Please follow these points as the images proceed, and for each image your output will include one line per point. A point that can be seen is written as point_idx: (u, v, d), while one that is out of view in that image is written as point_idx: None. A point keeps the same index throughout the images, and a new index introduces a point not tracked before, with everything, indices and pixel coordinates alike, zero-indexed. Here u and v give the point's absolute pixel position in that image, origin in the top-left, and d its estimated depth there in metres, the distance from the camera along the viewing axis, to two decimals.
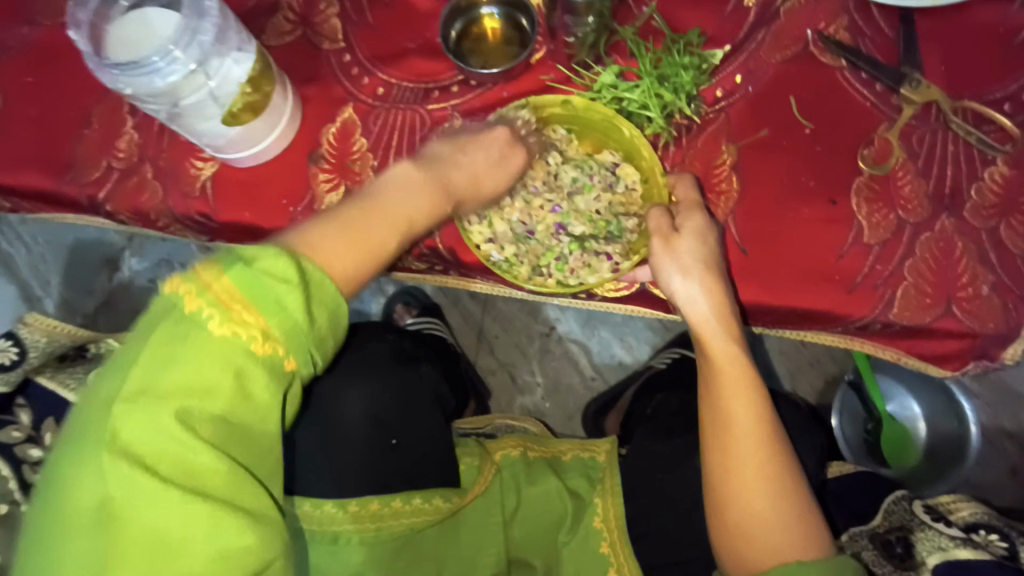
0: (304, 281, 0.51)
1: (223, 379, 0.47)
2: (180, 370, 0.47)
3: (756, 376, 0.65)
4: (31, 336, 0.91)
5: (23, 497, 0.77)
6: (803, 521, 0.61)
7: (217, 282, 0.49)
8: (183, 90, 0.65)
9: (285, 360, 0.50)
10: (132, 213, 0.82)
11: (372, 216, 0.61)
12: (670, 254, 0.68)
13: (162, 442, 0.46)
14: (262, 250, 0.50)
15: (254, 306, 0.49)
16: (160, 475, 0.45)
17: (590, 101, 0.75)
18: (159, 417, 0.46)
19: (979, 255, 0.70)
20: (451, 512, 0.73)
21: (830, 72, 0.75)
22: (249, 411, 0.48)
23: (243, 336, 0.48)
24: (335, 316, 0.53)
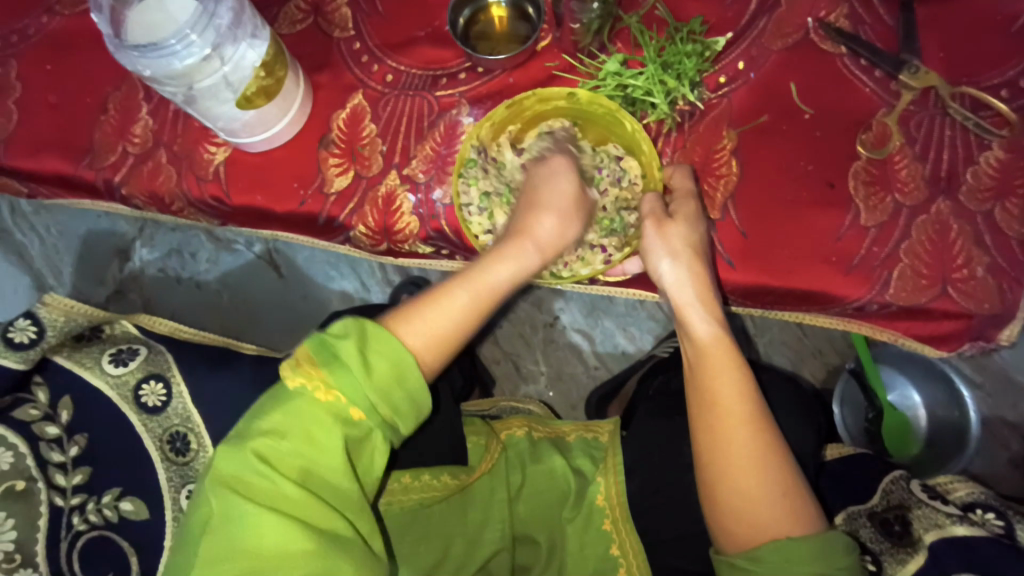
0: (365, 338, 0.55)
1: (299, 425, 0.52)
2: (266, 415, 0.52)
3: (739, 355, 0.66)
4: (48, 314, 0.88)
5: (39, 475, 0.78)
6: (791, 495, 0.60)
7: (300, 348, 0.55)
8: (198, 73, 0.67)
9: (352, 411, 0.53)
10: (148, 196, 0.85)
11: (458, 286, 0.63)
12: (660, 237, 0.69)
13: (246, 477, 0.50)
14: (346, 323, 0.56)
15: (322, 368, 0.53)
16: (245, 500, 0.49)
17: (594, 94, 0.76)
18: (244, 454, 0.51)
19: (975, 237, 0.71)
20: (459, 489, 0.75)
21: (830, 59, 0.76)
22: (319, 452, 0.52)
23: (310, 387, 0.53)
24: (399, 365, 0.55)
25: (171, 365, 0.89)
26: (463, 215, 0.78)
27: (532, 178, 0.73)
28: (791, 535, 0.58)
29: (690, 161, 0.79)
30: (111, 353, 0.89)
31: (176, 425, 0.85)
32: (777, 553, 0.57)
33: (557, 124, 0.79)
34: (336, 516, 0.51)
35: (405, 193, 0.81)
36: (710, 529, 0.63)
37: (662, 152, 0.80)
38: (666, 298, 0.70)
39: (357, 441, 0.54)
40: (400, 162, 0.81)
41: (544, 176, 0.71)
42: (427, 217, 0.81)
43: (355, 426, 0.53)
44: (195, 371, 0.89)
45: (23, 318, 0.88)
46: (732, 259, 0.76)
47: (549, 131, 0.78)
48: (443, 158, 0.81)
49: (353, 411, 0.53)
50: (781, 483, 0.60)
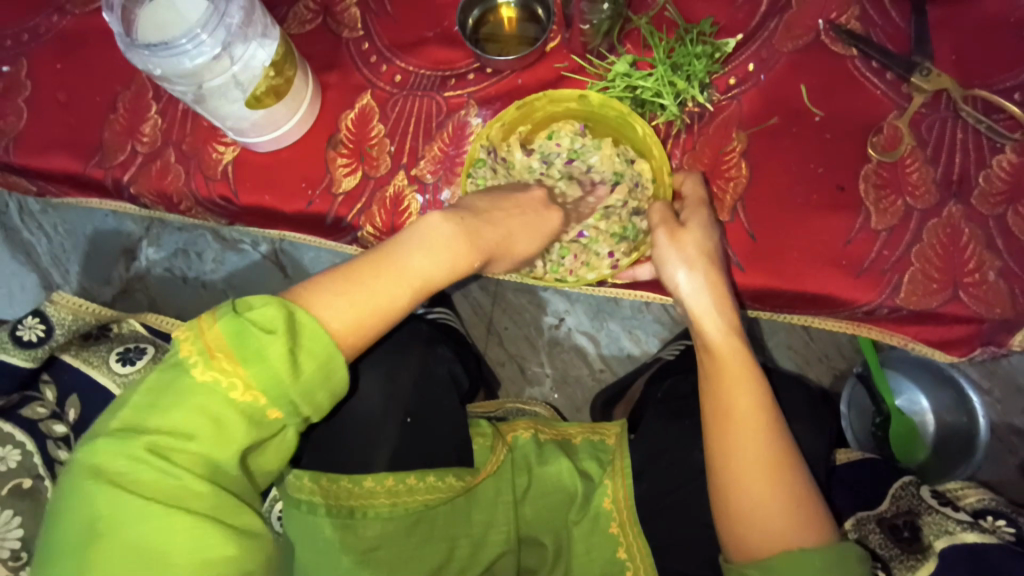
0: (292, 329, 0.52)
1: (204, 422, 0.50)
2: (168, 411, 0.49)
3: (754, 364, 0.64)
4: (57, 312, 0.91)
5: (46, 473, 0.78)
6: (804, 510, 0.59)
7: (210, 331, 0.51)
8: (208, 73, 0.67)
9: (270, 409, 0.51)
10: (156, 195, 0.85)
11: (386, 271, 0.58)
12: (675, 245, 0.68)
13: (139, 472, 0.48)
14: (266, 304, 0.52)
15: (239, 362, 0.50)
16: (138, 498, 0.47)
17: (606, 97, 0.76)
18: (136, 449, 0.48)
19: (987, 241, 0.70)
20: (464, 490, 0.75)
21: (841, 62, 0.76)
22: (228, 450, 0.50)
23: (225, 383, 0.50)
24: (327, 365, 0.53)
25: None
26: None
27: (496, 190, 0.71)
28: (804, 546, 0.58)
29: (699, 163, 0.78)
30: (118, 352, 0.89)
31: None
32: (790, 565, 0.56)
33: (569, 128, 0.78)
34: (248, 514, 0.51)
35: (412, 193, 0.81)
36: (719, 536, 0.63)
37: (670, 153, 0.80)
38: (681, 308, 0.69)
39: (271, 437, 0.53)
40: (408, 163, 0.81)
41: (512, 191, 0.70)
42: None
43: (271, 424, 0.52)
44: None
45: (31, 316, 0.91)
46: (742, 262, 0.76)
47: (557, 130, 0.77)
48: (450, 159, 0.81)
49: (273, 411, 0.52)
50: (794, 497, 0.59)
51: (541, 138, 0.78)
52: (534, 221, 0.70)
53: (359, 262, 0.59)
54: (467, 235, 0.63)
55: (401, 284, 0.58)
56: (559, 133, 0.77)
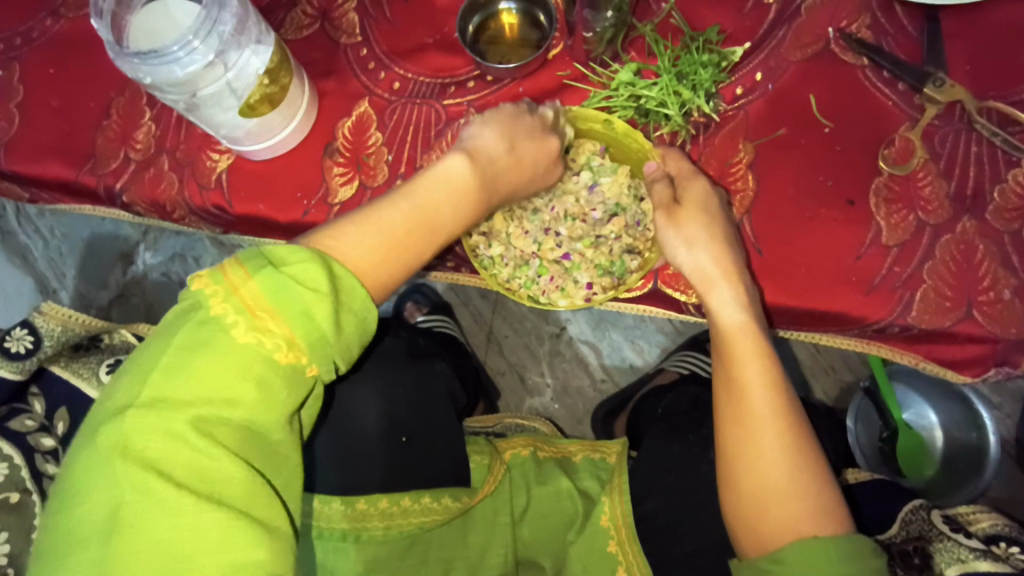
0: (331, 285, 0.50)
1: (249, 387, 0.47)
2: (202, 378, 0.46)
3: (768, 348, 0.64)
4: (46, 324, 0.88)
5: (34, 487, 0.77)
6: (820, 494, 0.58)
7: (247, 290, 0.48)
8: (201, 80, 0.65)
9: (310, 369, 0.50)
10: (149, 204, 0.83)
11: (414, 218, 0.60)
12: (675, 226, 0.70)
13: (174, 448, 0.45)
14: (295, 253, 0.50)
15: (280, 315, 0.48)
16: (169, 480, 0.44)
17: (630, 129, 0.74)
18: (170, 419, 0.45)
19: (1002, 258, 0.68)
20: (460, 512, 0.73)
21: (852, 71, 0.74)
22: (271, 419, 0.48)
23: (268, 344, 0.48)
24: (364, 320, 0.52)
25: None
26: (473, 251, 0.80)
27: (510, 122, 0.69)
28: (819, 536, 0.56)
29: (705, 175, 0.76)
30: (108, 364, 0.88)
31: None
32: (803, 553, 0.54)
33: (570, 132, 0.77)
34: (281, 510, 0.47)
35: None
36: (732, 528, 0.61)
37: None
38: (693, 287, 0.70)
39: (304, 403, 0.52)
40: (406, 172, 0.79)
41: (523, 132, 0.69)
42: None
43: (308, 386, 0.50)
44: None
45: (19, 327, 0.88)
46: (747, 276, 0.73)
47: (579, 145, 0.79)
48: None
49: (311, 369, 0.50)
50: (809, 479, 0.58)
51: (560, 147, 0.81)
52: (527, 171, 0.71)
53: (396, 210, 0.59)
54: (484, 181, 0.66)
55: (433, 236, 0.61)
56: (578, 149, 0.80)
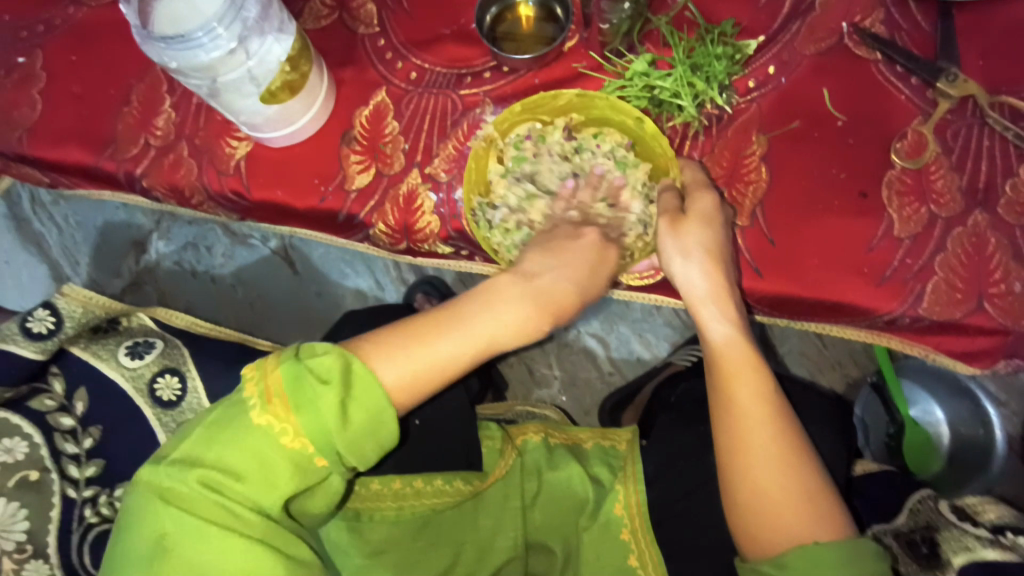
0: (346, 379, 0.53)
1: (255, 464, 0.51)
2: (224, 451, 0.51)
3: (757, 354, 0.66)
4: (67, 305, 0.91)
5: (53, 466, 0.79)
6: (811, 499, 0.60)
7: (270, 373, 0.53)
8: (223, 66, 0.67)
9: (318, 457, 0.52)
10: (168, 189, 0.84)
11: (448, 324, 0.59)
12: (674, 234, 0.68)
13: (193, 504, 0.51)
14: (325, 352, 0.54)
15: (294, 413, 0.52)
16: (193, 524, 0.50)
17: (659, 132, 0.75)
18: (191, 477, 0.51)
19: (1013, 251, 0.69)
20: (471, 496, 0.75)
21: (865, 66, 0.74)
22: (274, 496, 0.52)
23: (275, 427, 0.52)
24: (376, 419, 0.53)
25: (187, 360, 0.91)
26: (474, 216, 0.77)
27: (556, 241, 0.68)
28: (819, 539, 0.58)
29: (718, 166, 0.77)
30: (128, 346, 0.90)
31: (188, 420, 0.86)
32: (806, 558, 0.56)
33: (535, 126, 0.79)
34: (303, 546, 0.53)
35: (426, 191, 0.80)
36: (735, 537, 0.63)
37: (689, 155, 0.78)
38: (680, 294, 0.70)
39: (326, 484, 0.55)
40: (422, 161, 0.80)
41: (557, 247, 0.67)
42: (449, 218, 0.80)
43: (317, 472, 0.53)
44: (209, 367, 0.90)
45: (41, 308, 0.90)
46: (760, 267, 0.74)
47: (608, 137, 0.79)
48: (465, 156, 0.80)
49: (319, 459, 0.53)
50: (802, 484, 0.60)
51: (587, 132, 0.79)
52: (584, 265, 0.66)
53: (428, 312, 0.61)
54: (536, 299, 0.62)
55: (467, 341, 0.59)
56: (605, 137, 0.79)
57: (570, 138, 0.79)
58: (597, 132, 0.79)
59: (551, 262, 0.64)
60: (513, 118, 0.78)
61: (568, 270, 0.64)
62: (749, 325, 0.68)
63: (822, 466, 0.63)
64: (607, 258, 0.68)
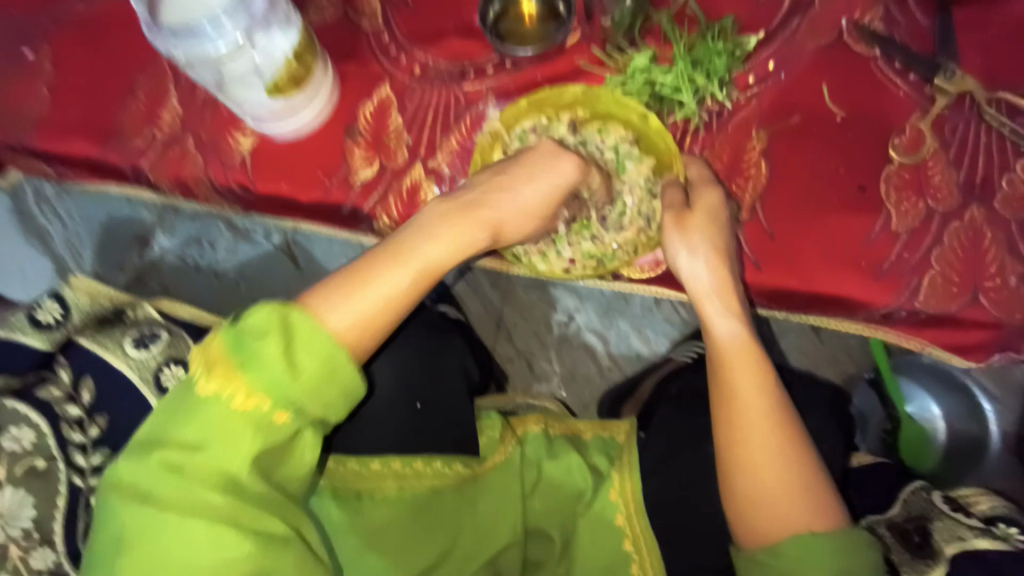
0: (285, 329, 0.55)
1: (213, 435, 0.53)
2: (181, 428, 0.54)
3: (759, 348, 0.67)
4: (75, 296, 0.97)
5: (60, 455, 0.79)
6: (810, 492, 0.61)
7: (211, 347, 0.55)
8: (230, 60, 0.68)
9: (276, 413, 0.54)
10: (175, 182, 0.86)
11: (386, 258, 0.62)
12: (680, 228, 0.69)
13: (158, 485, 0.53)
14: (258, 309, 0.55)
15: (238, 374, 0.54)
16: (159, 508, 0.52)
17: (663, 129, 0.76)
18: (153, 462, 0.53)
19: (1008, 245, 0.70)
20: (470, 477, 0.76)
21: (864, 62, 0.75)
22: (236, 460, 0.54)
23: (224, 393, 0.54)
24: (326, 361, 0.55)
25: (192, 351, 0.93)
26: None
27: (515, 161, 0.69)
28: (815, 530, 0.59)
29: (718, 161, 0.78)
30: (133, 337, 0.92)
31: None
32: (802, 548, 0.58)
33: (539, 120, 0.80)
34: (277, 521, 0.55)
35: (429, 185, 0.81)
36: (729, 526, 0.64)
37: (690, 150, 0.79)
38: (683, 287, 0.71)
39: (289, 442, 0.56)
40: (425, 155, 0.81)
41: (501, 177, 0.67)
42: None
43: (280, 429, 0.55)
44: None
45: (49, 299, 0.95)
46: (759, 261, 0.75)
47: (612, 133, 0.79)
48: (468, 151, 0.81)
49: (279, 414, 0.54)
50: (801, 478, 0.61)
51: (592, 128, 0.80)
52: (547, 180, 0.67)
53: (367, 254, 0.63)
54: (479, 219, 0.65)
55: (410, 274, 0.61)
56: (609, 131, 0.79)
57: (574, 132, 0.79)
58: (602, 127, 0.79)
59: (494, 189, 0.66)
60: (521, 110, 0.79)
61: (511, 193, 0.66)
62: (751, 320, 0.69)
63: (821, 460, 0.64)
64: (561, 167, 0.68)
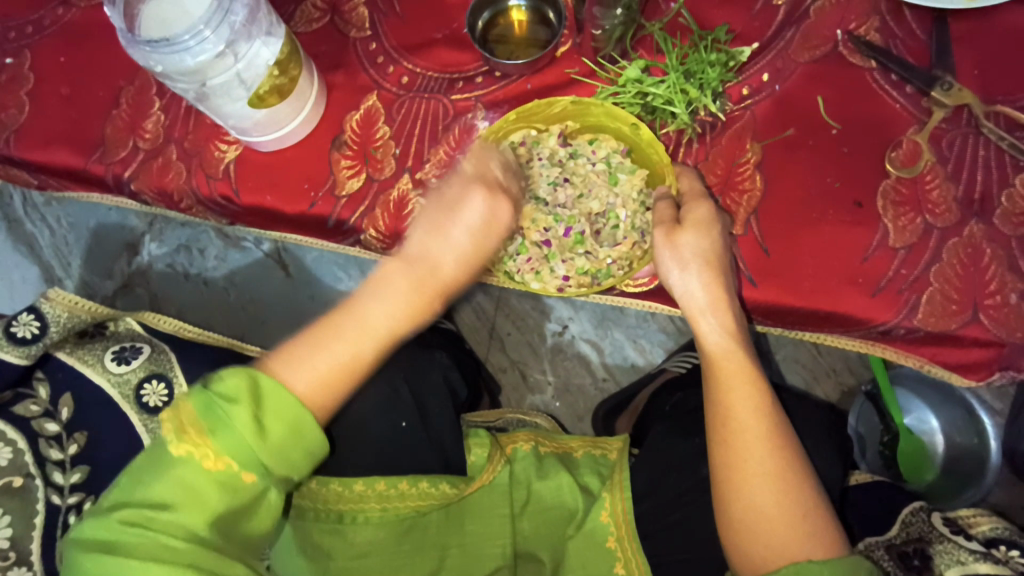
0: (256, 397, 0.56)
1: (179, 493, 0.53)
2: (148, 487, 0.54)
3: (754, 365, 0.66)
4: (53, 310, 0.88)
5: (37, 472, 0.79)
6: (807, 519, 0.59)
7: (183, 409, 0.55)
8: (211, 70, 0.66)
9: (243, 474, 0.55)
10: (157, 193, 0.83)
11: (346, 324, 0.63)
12: (671, 246, 0.67)
13: (121, 544, 0.52)
14: (233, 373, 0.56)
15: (209, 437, 0.54)
16: (118, 564, 0.52)
17: (654, 138, 0.74)
18: (121, 523, 0.53)
19: (1008, 262, 0.68)
20: (456, 499, 0.75)
21: (860, 74, 0.74)
22: (201, 518, 0.54)
23: (196, 454, 0.54)
24: (293, 425, 0.57)
25: (174, 364, 0.91)
26: None
27: (445, 199, 0.67)
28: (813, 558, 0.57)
29: (712, 174, 0.76)
30: (115, 351, 0.90)
31: None
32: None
33: (529, 133, 0.78)
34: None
35: (416, 197, 0.79)
36: (727, 554, 0.62)
37: (682, 162, 0.77)
38: (678, 305, 0.70)
39: (254, 500, 0.56)
40: (412, 166, 0.79)
41: (448, 210, 0.67)
42: None
43: (246, 489, 0.55)
44: (196, 373, 0.91)
45: (26, 312, 0.88)
46: (754, 277, 0.73)
47: (603, 141, 0.79)
48: (457, 162, 0.79)
49: (245, 475, 0.55)
50: (799, 503, 0.59)
51: (584, 139, 0.80)
52: (477, 221, 0.66)
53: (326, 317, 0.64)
54: (421, 278, 0.65)
55: (364, 334, 0.63)
56: (601, 143, 0.79)
57: (562, 138, 0.79)
58: (594, 137, 0.79)
59: (432, 229, 0.67)
60: (509, 126, 0.76)
61: (444, 236, 0.66)
62: (747, 337, 0.68)
63: (820, 485, 0.62)
64: (476, 203, 0.66)
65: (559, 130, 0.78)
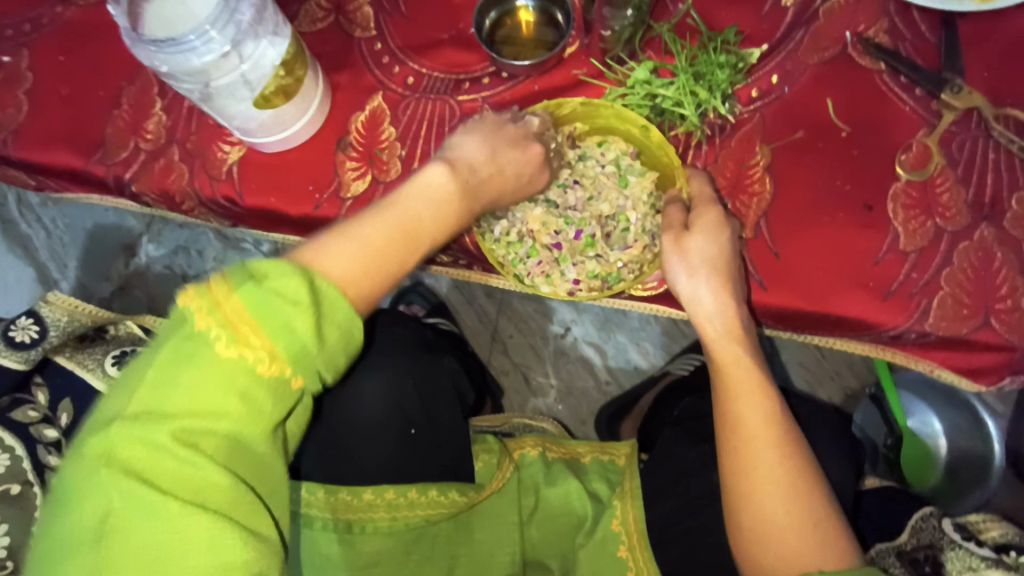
0: (313, 295, 0.47)
1: (230, 399, 0.44)
2: (186, 393, 0.44)
3: (763, 374, 0.65)
4: (52, 314, 0.89)
5: (36, 479, 0.77)
6: (822, 528, 0.58)
7: (225, 299, 0.45)
8: (216, 70, 0.65)
9: (293, 379, 0.47)
10: (158, 194, 0.82)
11: (387, 214, 0.56)
12: (680, 253, 0.67)
13: (159, 461, 0.43)
14: (277, 263, 0.47)
15: (263, 329, 0.45)
16: (149, 489, 0.42)
17: (665, 141, 0.73)
18: (152, 436, 0.43)
19: (1020, 266, 0.68)
20: (466, 507, 0.74)
21: (870, 76, 0.73)
22: (255, 428, 0.45)
23: (249, 357, 0.45)
24: (346, 331, 0.49)
25: None
26: (481, 229, 0.75)
27: (494, 134, 0.68)
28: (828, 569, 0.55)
29: (721, 177, 0.76)
30: (115, 356, 0.90)
31: None
32: None
33: None
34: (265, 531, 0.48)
35: None
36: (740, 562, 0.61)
37: (692, 165, 0.77)
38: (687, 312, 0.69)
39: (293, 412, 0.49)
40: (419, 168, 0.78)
41: (505, 140, 0.68)
42: None
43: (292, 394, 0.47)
44: None
45: (25, 316, 0.88)
46: (764, 281, 0.73)
47: (612, 144, 0.78)
48: None
49: (297, 380, 0.47)
50: (812, 512, 0.58)
51: (592, 142, 0.80)
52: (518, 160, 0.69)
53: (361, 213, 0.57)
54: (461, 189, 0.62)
55: (404, 227, 0.56)
56: (609, 145, 0.78)
57: (570, 139, 0.78)
58: (602, 140, 0.79)
59: (481, 154, 0.66)
60: None
61: (494, 166, 0.66)
62: (755, 343, 0.67)
63: (833, 494, 0.61)
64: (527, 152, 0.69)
65: (567, 133, 0.78)
